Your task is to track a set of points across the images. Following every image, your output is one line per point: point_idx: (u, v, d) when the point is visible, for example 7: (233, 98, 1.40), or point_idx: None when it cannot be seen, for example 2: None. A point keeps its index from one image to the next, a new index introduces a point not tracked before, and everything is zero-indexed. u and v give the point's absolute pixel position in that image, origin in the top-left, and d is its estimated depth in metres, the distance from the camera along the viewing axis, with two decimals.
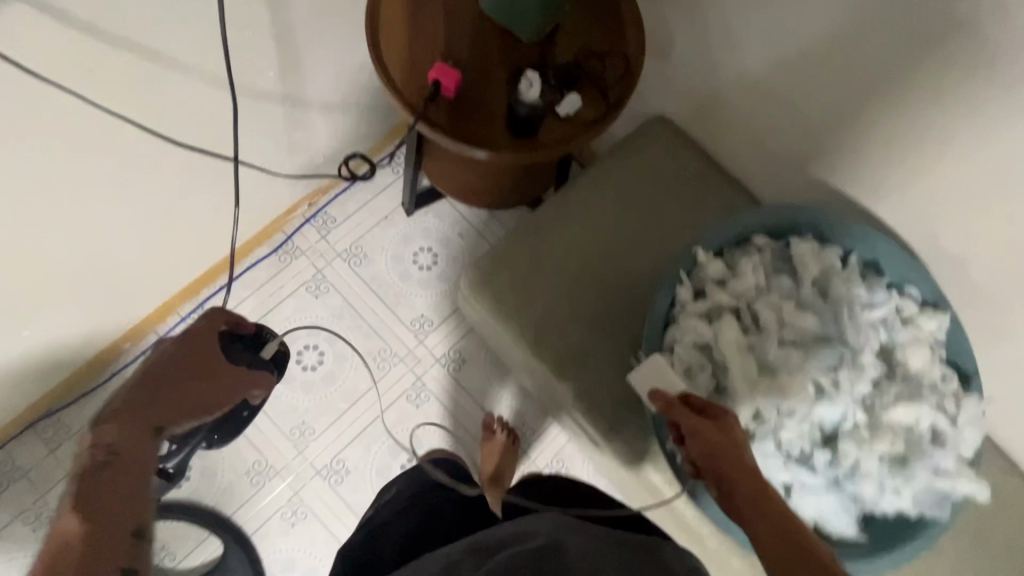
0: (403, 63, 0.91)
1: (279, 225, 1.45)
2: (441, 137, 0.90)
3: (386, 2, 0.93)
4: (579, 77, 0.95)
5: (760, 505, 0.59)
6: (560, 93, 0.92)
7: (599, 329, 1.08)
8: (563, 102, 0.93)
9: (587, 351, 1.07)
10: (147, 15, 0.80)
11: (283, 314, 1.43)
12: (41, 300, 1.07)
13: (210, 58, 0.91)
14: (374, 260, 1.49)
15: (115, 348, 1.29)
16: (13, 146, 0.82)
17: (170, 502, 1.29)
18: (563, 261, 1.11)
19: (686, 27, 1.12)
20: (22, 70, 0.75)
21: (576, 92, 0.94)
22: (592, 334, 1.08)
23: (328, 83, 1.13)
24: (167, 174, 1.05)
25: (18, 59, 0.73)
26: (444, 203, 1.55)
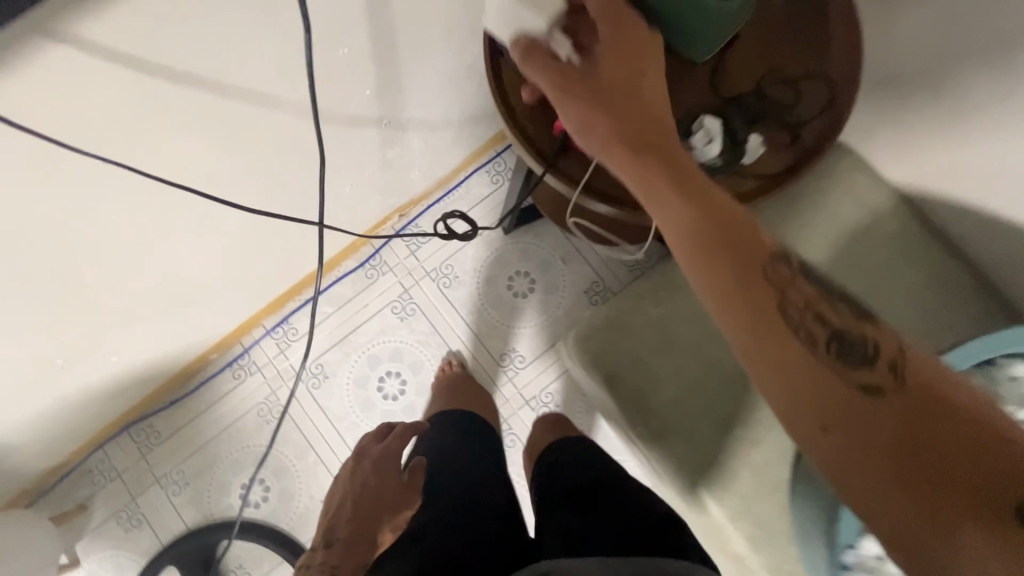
0: (526, 116, 0.71)
1: (334, 263, 1.28)
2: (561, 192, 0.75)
3: None
4: (764, 110, 0.70)
5: (620, 104, 0.57)
6: (740, 137, 0.69)
7: (721, 412, 0.89)
8: (742, 147, 0.70)
9: (705, 445, 0.88)
10: (232, 36, 0.57)
11: (367, 336, 1.30)
12: (117, 341, 0.98)
13: (298, 86, 0.69)
14: (465, 282, 1.32)
15: (203, 358, 1.24)
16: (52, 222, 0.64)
17: (229, 518, 1.23)
18: (693, 327, 0.93)
19: (935, 32, 0.76)
20: (44, 141, 0.53)
21: (759, 131, 0.70)
22: (715, 426, 0.88)
23: (437, 98, 0.99)
24: (239, 212, 0.85)
25: (44, 135, 0.52)
26: (547, 223, 1.34)
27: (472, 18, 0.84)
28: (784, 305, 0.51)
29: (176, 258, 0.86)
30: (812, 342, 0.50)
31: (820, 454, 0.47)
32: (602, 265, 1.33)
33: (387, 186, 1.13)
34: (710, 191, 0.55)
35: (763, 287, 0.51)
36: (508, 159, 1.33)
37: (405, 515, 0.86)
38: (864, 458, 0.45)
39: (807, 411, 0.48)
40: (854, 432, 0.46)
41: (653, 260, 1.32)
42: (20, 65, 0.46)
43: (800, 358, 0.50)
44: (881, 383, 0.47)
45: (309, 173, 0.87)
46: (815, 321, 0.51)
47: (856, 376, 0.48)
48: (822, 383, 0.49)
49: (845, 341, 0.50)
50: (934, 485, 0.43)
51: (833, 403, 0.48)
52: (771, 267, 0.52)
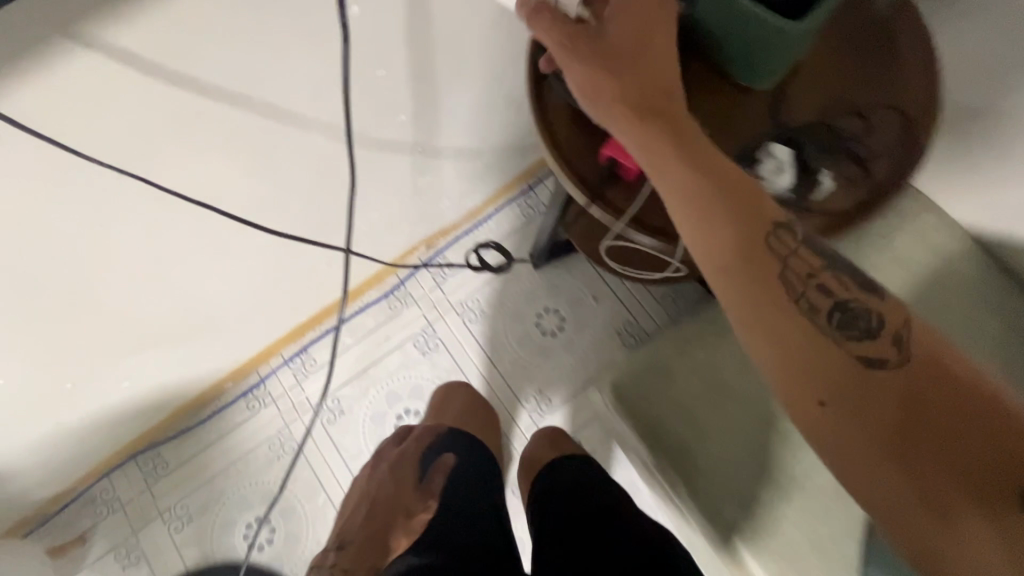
0: (569, 142, 0.66)
1: (357, 293, 1.24)
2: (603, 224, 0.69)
3: None
4: (835, 143, 0.64)
5: (627, 77, 0.53)
6: (810, 170, 0.64)
7: (761, 453, 0.83)
8: (811, 181, 0.64)
9: (740, 485, 0.82)
10: (265, 51, 0.55)
11: (386, 369, 1.24)
12: (130, 364, 0.94)
13: (331, 106, 0.66)
14: (491, 317, 1.26)
15: (217, 386, 1.20)
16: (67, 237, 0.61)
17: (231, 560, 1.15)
18: (738, 374, 0.86)
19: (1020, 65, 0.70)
20: (58, 150, 0.50)
21: (830, 165, 0.64)
22: (753, 466, 0.83)
23: (472, 126, 0.96)
24: (262, 235, 0.82)
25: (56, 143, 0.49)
26: (579, 259, 1.28)
27: (512, 45, 0.81)
28: (789, 281, 0.52)
29: (195, 282, 0.83)
30: (814, 314, 0.52)
31: (816, 427, 0.50)
32: (637, 304, 1.26)
33: (415, 214, 1.09)
34: (720, 162, 0.54)
35: (767, 261, 0.52)
36: (541, 192, 1.29)
37: (428, 514, 0.99)
38: (861, 438, 0.49)
39: (809, 384, 0.50)
40: (847, 411, 0.50)
41: (691, 302, 1.25)
42: (39, 71, 0.43)
43: (803, 333, 0.51)
44: (878, 357, 0.50)
45: (337, 198, 0.84)
46: (819, 293, 0.52)
47: (854, 349, 0.51)
48: (823, 360, 0.51)
49: (848, 312, 0.52)
50: (919, 459, 0.48)
51: (834, 379, 0.50)
52: (778, 239, 0.53)
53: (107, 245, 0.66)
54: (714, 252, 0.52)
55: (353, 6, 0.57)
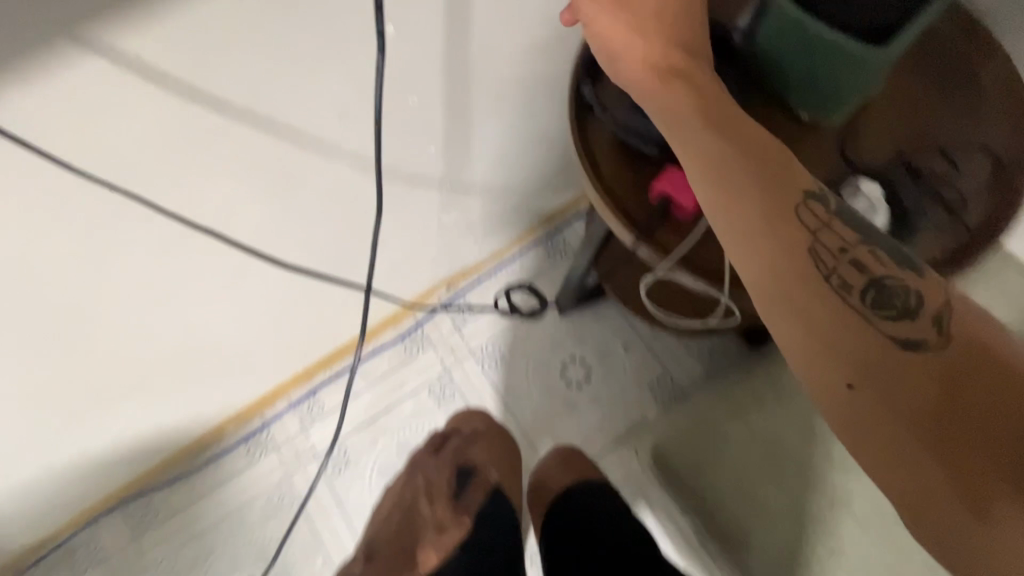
0: (615, 176, 0.59)
1: (373, 334, 1.16)
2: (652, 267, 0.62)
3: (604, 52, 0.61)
4: (921, 187, 0.58)
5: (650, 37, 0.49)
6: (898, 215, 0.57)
7: (800, 491, 0.74)
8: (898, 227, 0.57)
9: (766, 516, 0.74)
10: (294, 70, 0.50)
11: (399, 417, 1.15)
12: (126, 403, 0.86)
13: (361, 134, 0.62)
14: (513, 365, 1.18)
15: (218, 429, 1.11)
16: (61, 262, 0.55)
17: None
18: (794, 433, 0.77)
19: None
20: (54, 164, 0.45)
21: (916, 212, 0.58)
22: (796, 516, 0.73)
23: (503, 162, 0.91)
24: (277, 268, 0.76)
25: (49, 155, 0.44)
26: (608, 305, 1.20)
27: (550, 77, 0.77)
28: (819, 256, 0.45)
29: (202, 316, 0.77)
30: (846, 293, 0.44)
31: (841, 414, 0.42)
32: (670, 356, 1.17)
33: (438, 252, 1.03)
34: (754, 132, 0.48)
35: (796, 234, 0.45)
36: (569, 235, 1.24)
37: (455, 539, 0.91)
38: (898, 430, 0.41)
39: (836, 365, 0.42)
40: (882, 398, 0.41)
41: (729, 355, 1.16)
42: (42, 77, 0.39)
43: (831, 309, 0.43)
44: (919, 340, 0.41)
45: (359, 233, 0.78)
46: (852, 270, 0.44)
47: (890, 331, 0.42)
48: (855, 341, 0.43)
49: (883, 291, 0.44)
50: (963, 453, 0.40)
51: (867, 362, 0.42)
52: (809, 213, 0.46)
53: (106, 273, 0.60)
54: (737, 229, 0.45)
55: (390, 25, 0.53)
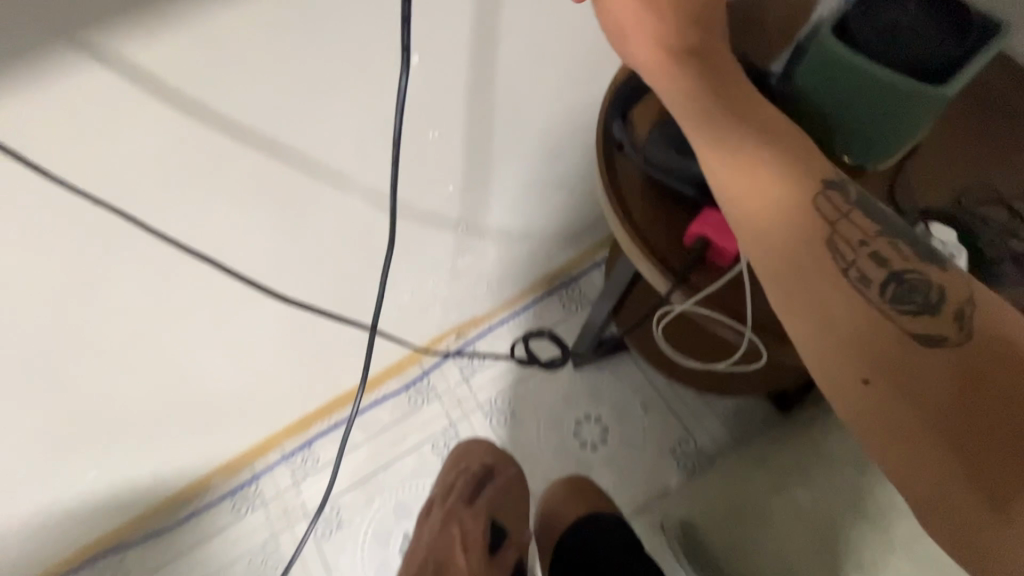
0: (647, 218, 0.56)
1: (376, 382, 1.10)
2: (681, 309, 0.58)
3: (631, 89, 0.58)
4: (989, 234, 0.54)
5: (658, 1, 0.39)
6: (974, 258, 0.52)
7: (826, 544, 0.66)
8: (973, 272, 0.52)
9: (788, 548, 0.67)
10: (312, 95, 0.47)
11: (399, 475, 1.06)
12: (105, 448, 0.79)
13: (377, 168, 0.59)
14: (524, 421, 1.10)
15: (204, 481, 1.03)
16: (43, 288, 0.50)
17: None
18: (838, 503, 0.67)
19: None
20: (44, 177, 0.41)
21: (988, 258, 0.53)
22: None
23: (520, 206, 0.88)
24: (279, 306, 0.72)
25: (38, 167, 0.40)
26: (626, 359, 1.13)
27: (573, 120, 0.75)
28: (834, 246, 0.38)
29: (195, 354, 0.72)
30: (865, 285, 0.37)
31: (859, 418, 0.35)
32: (695, 418, 1.08)
33: (450, 297, 0.99)
34: (767, 115, 0.42)
35: (809, 221, 0.39)
36: (585, 285, 1.19)
37: None
38: (929, 437, 0.33)
39: (850, 359, 0.36)
40: (909, 400, 0.34)
41: (760, 419, 1.07)
42: (40, 86, 0.36)
43: (844, 301, 0.37)
44: (945, 337, 0.35)
45: (368, 271, 0.74)
46: (871, 261, 0.38)
47: (913, 328, 0.36)
48: (874, 336, 0.36)
49: (905, 284, 0.37)
50: (1010, 466, 0.32)
51: (889, 359, 0.35)
52: (825, 202, 0.39)
53: (93, 302, 0.55)
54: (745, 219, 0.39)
55: (417, 55, 0.51)
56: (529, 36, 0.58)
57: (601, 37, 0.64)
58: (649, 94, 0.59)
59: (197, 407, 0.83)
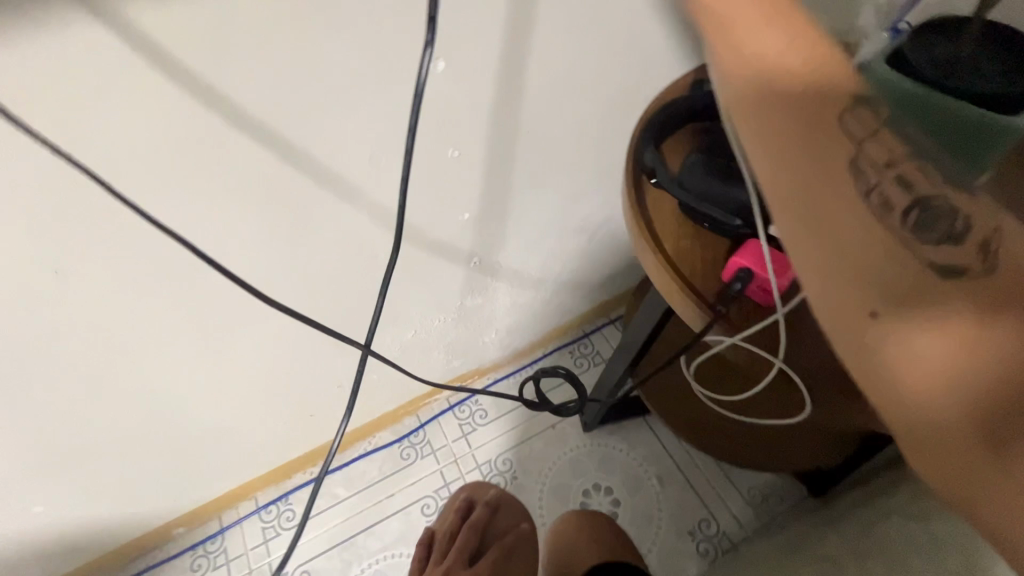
0: (679, 250, 0.50)
1: (365, 432, 1.01)
2: (719, 348, 0.52)
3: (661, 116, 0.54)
4: None
5: None
6: None
7: None
8: None
9: None
10: (326, 90, 0.44)
11: (382, 538, 0.95)
12: (57, 480, 0.71)
13: (388, 182, 0.55)
14: (526, 486, 0.99)
15: (165, 531, 0.92)
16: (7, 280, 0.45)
17: None
18: None
19: None
20: (21, 145, 0.37)
21: None
22: None
23: (535, 248, 0.83)
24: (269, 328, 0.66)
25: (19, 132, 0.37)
26: (641, 425, 1.03)
27: (596, 158, 0.72)
28: (856, 166, 0.31)
29: (170, 374, 0.66)
30: (885, 212, 0.30)
31: (868, 358, 0.29)
32: (716, 498, 0.97)
33: (455, 340, 0.92)
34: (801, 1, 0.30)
35: (829, 138, 0.31)
36: (598, 342, 1.11)
37: None
38: (941, 386, 0.27)
39: (857, 291, 0.29)
40: (926, 341, 0.28)
41: (789, 501, 0.95)
42: (28, 38, 0.33)
43: (858, 226, 0.30)
44: (969, 271, 0.29)
45: (367, 296, 0.69)
46: (896, 183, 0.31)
47: (933, 258, 0.29)
48: (891, 269, 0.29)
49: (931, 211, 0.30)
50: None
51: (906, 294, 0.29)
52: (853, 116, 0.31)
53: (65, 302, 0.50)
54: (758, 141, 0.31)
55: (440, 62, 0.49)
56: (560, 60, 0.56)
57: (631, 70, 0.62)
58: (681, 129, 0.57)
59: (166, 439, 0.75)
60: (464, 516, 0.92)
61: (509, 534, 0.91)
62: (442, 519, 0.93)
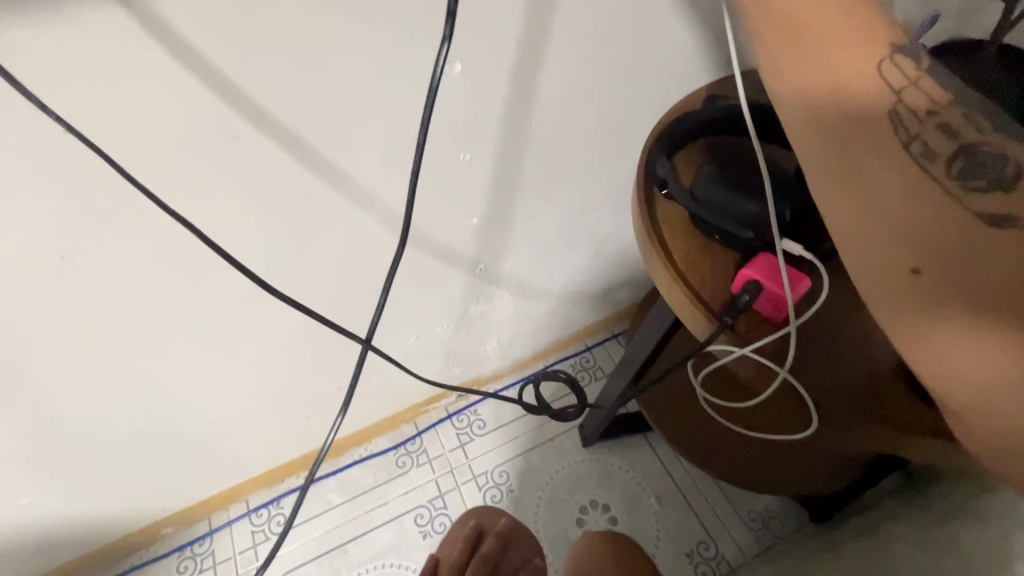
0: (687, 260, 0.50)
1: (361, 438, 0.99)
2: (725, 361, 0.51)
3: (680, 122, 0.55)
4: None
5: None
6: None
7: None
8: None
9: None
10: (341, 87, 0.45)
11: (373, 548, 0.93)
12: (45, 473, 0.70)
13: (397, 183, 0.55)
14: (521, 500, 0.97)
15: (152, 531, 0.90)
16: (9, 263, 0.45)
17: None
18: None
19: None
20: (32, 125, 0.37)
21: None
22: None
23: (541, 257, 0.83)
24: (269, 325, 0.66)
25: (32, 112, 0.37)
26: (641, 442, 1.01)
27: (606, 169, 0.72)
28: (897, 117, 0.31)
29: (167, 367, 0.65)
30: (927, 162, 0.31)
31: (894, 304, 0.31)
32: (716, 520, 0.95)
33: (455, 347, 0.91)
34: None
35: (869, 90, 0.31)
36: (600, 355, 1.10)
37: None
38: (974, 332, 0.28)
39: (896, 246, 0.30)
40: (959, 289, 0.28)
41: (790, 528, 0.93)
42: (49, 17, 0.33)
43: (899, 176, 0.31)
44: (1017, 216, 0.29)
45: (370, 297, 0.69)
46: (940, 133, 0.31)
47: (978, 206, 0.29)
48: (930, 218, 0.30)
49: (974, 158, 0.31)
50: None
51: (946, 243, 0.29)
52: (894, 65, 0.32)
53: (66, 289, 0.50)
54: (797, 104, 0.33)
55: (457, 64, 0.49)
56: (575, 69, 0.56)
57: (644, 82, 0.62)
58: (693, 141, 0.57)
59: (159, 435, 0.74)
60: (473, 548, 0.86)
61: (520, 571, 0.86)
62: (448, 546, 0.88)
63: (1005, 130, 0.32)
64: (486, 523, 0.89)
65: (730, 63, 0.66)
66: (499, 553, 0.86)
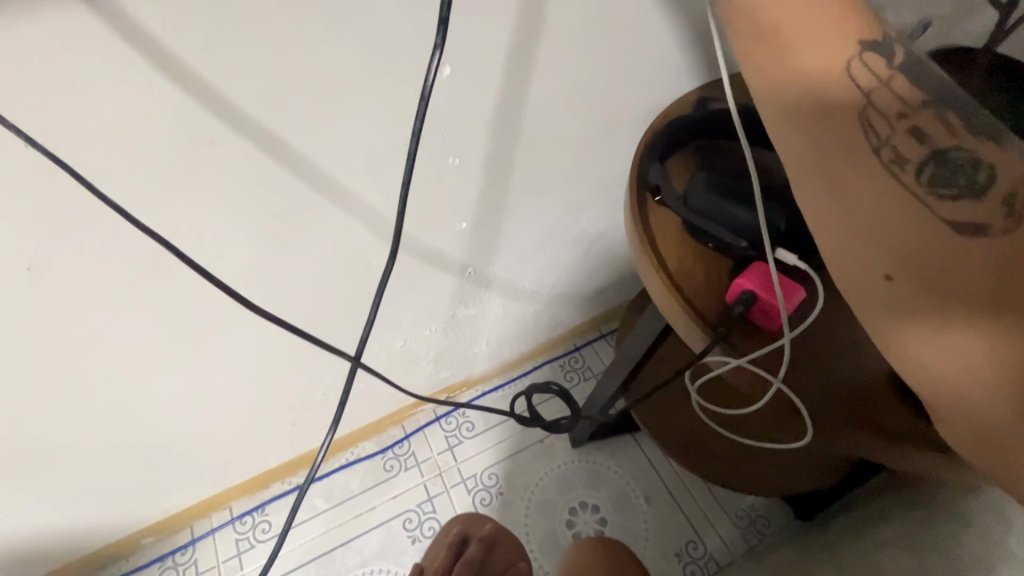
0: (682, 269, 0.49)
1: (347, 442, 0.98)
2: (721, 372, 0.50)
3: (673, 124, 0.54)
4: None
5: None
6: None
7: None
8: None
9: None
10: (325, 90, 0.43)
11: (361, 554, 0.92)
12: (16, 487, 0.67)
13: (383, 187, 0.53)
14: (511, 502, 0.97)
15: (132, 541, 0.88)
16: None
17: None
18: None
19: None
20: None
21: None
22: None
23: (530, 260, 0.82)
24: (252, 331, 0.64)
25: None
26: (630, 442, 1.01)
27: (596, 170, 0.71)
28: (869, 121, 0.31)
29: (145, 377, 0.63)
30: (898, 167, 0.30)
31: (872, 305, 0.31)
32: (704, 519, 0.95)
33: (443, 350, 0.90)
34: None
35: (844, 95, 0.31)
36: (589, 355, 1.10)
37: None
38: (947, 333, 0.28)
39: (870, 250, 0.30)
40: (930, 293, 0.28)
41: (776, 525, 0.95)
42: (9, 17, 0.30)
43: (872, 182, 0.31)
44: (989, 223, 0.28)
45: (356, 303, 0.67)
46: (909, 137, 0.31)
47: (946, 213, 0.29)
48: (903, 223, 0.30)
49: (946, 164, 0.30)
50: None
51: (919, 248, 0.29)
52: (863, 66, 0.31)
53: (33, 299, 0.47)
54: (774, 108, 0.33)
55: (447, 67, 0.47)
56: (567, 70, 0.55)
57: (636, 84, 0.61)
58: (685, 146, 0.56)
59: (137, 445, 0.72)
60: (459, 551, 0.85)
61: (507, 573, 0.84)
62: (435, 553, 0.87)
63: (981, 133, 0.31)
64: (472, 528, 0.88)
65: (721, 65, 0.65)
66: (484, 555, 0.84)
